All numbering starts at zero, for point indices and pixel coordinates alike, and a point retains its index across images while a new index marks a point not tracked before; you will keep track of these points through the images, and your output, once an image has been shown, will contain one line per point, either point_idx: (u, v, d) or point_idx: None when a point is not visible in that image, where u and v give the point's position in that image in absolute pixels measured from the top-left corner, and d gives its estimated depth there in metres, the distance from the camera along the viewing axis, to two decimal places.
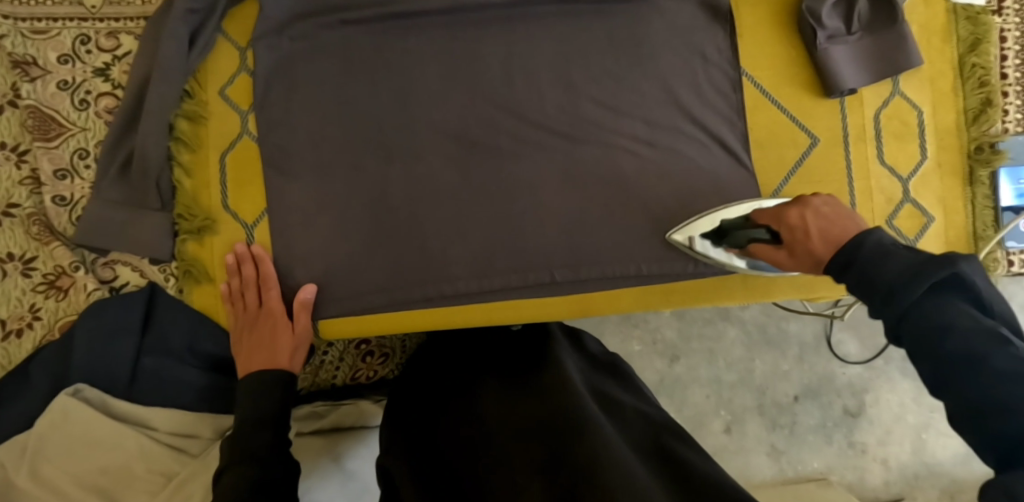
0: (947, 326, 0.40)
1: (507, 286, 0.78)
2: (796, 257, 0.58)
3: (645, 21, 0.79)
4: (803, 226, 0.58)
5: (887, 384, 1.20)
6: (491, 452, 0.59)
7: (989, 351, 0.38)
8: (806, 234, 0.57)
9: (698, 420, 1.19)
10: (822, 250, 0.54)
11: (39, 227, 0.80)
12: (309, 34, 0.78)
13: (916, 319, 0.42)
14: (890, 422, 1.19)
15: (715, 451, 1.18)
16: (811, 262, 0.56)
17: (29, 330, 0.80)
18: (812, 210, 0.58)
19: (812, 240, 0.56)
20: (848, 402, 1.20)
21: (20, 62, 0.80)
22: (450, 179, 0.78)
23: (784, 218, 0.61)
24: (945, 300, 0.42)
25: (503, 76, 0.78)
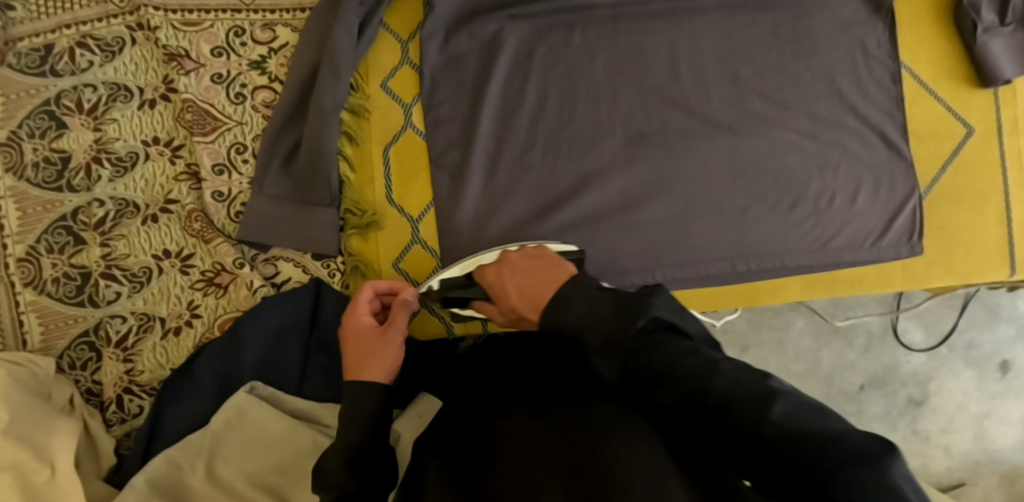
0: (669, 361, 0.41)
1: (673, 278, 0.79)
2: (502, 310, 0.62)
3: (807, 15, 0.80)
4: (502, 282, 0.61)
5: (948, 374, 1.19)
6: (503, 491, 0.41)
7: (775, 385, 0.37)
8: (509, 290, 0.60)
9: None
10: (524, 307, 0.57)
11: (201, 224, 0.79)
12: (481, 28, 0.78)
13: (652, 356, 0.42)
14: (953, 411, 1.18)
15: None
16: (513, 312, 0.60)
17: (189, 327, 0.79)
18: (507, 268, 0.62)
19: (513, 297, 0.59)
20: (913, 391, 1.18)
21: (175, 55, 0.79)
22: (618, 173, 0.78)
23: (485, 277, 0.65)
24: (663, 335, 0.44)
25: (669, 69, 0.80)
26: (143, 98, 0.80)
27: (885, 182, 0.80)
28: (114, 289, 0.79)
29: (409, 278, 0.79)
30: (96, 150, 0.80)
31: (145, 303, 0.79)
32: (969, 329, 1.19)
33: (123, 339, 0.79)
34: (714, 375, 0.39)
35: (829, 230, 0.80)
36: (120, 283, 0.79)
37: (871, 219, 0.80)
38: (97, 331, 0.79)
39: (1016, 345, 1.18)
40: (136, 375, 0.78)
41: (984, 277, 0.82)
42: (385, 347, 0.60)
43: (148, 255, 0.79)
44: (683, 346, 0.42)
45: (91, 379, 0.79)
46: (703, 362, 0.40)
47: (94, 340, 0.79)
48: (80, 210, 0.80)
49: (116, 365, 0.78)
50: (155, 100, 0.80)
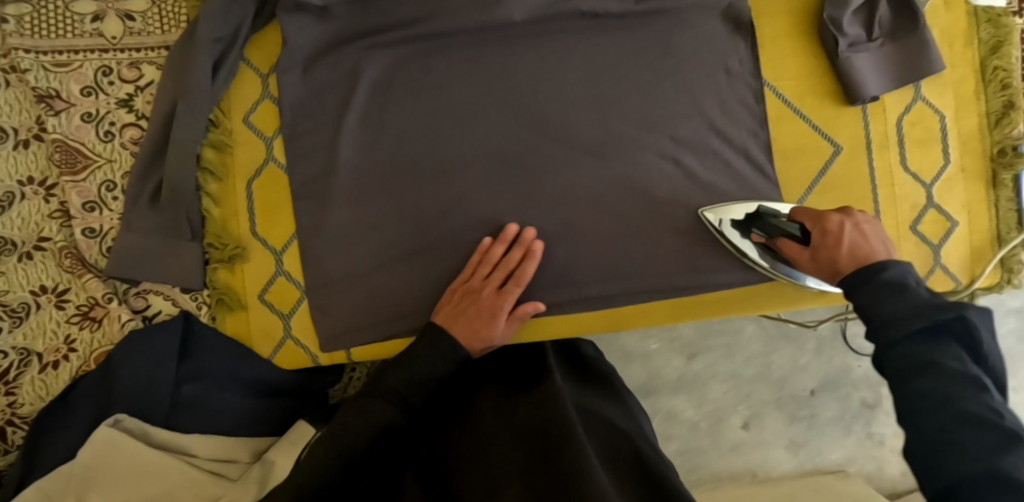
0: (959, 415, 0.41)
1: (536, 303, 0.79)
2: (820, 259, 0.62)
3: (667, 35, 0.79)
4: (836, 236, 0.61)
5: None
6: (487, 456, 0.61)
7: (959, 396, 0.42)
8: (834, 246, 0.60)
9: (716, 416, 1.16)
10: (844, 265, 0.58)
11: (71, 259, 0.81)
12: (338, 59, 0.79)
13: (907, 354, 0.45)
14: None
15: (734, 446, 1.16)
16: (830, 269, 0.60)
17: (66, 360, 0.81)
18: (853, 223, 0.61)
19: (842, 248, 0.59)
20: (866, 395, 1.17)
21: (44, 96, 0.81)
22: (479, 201, 0.79)
23: (818, 224, 0.64)
24: (943, 342, 0.45)
25: (529, 94, 0.80)
26: (17, 138, 0.81)
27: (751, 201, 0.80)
28: None
29: (274, 309, 0.80)
30: None
31: (25, 338, 0.81)
32: None
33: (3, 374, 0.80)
34: (1008, 454, 0.38)
35: (695, 251, 0.80)
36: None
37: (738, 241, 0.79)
38: None
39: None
40: (17, 409, 0.79)
41: None
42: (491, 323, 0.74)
43: (25, 291, 0.81)
44: (979, 407, 0.41)
45: None
46: (996, 432, 0.39)
47: None
48: None
49: None
50: (29, 140, 0.82)
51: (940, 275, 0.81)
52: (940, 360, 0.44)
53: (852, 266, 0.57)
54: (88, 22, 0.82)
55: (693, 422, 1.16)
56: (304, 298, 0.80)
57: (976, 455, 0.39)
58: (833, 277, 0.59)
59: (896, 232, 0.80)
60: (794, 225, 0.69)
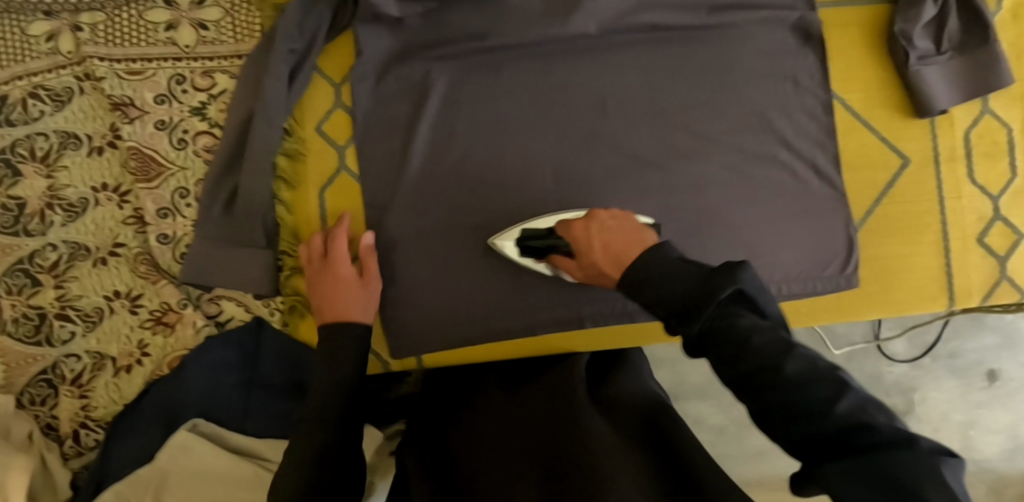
0: (794, 385, 0.37)
1: (603, 313, 0.80)
2: (583, 264, 0.59)
3: (737, 46, 0.79)
4: (587, 237, 0.59)
5: (932, 384, 1.15)
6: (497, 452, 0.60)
7: (785, 360, 0.39)
8: (587, 249, 0.58)
9: (745, 421, 1.14)
10: (605, 269, 0.55)
11: (146, 265, 0.82)
12: (411, 71, 0.79)
13: (716, 335, 0.42)
14: (938, 421, 1.14)
15: (761, 450, 1.14)
16: (596, 271, 0.57)
17: (139, 364, 0.82)
18: (596, 223, 0.60)
19: (593, 253, 0.57)
20: (897, 402, 1.14)
21: (119, 104, 0.82)
22: (548, 212, 0.79)
23: (571, 232, 0.62)
24: (728, 311, 0.43)
25: (596, 106, 0.80)
26: (91, 145, 0.83)
27: (818, 213, 0.80)
28: (69, 329, 0.83)
29: None
30: (49, 197, 0.83)
31: (98, 342, 0.83)
32: None
33: (78, 376, 0.83)
34: (843, 403, 0.36)
35: (764, 262, 0.80)
36: (75, 323, 0.83)
37: (802, 252, 0.80)
38: (54, 369, 0.83)
39: (1000, 354, 1.15)
40: (92, 410, 0.82)
41: (923, 308, 0.82)
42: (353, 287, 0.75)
43: (99, 296, 0.83)
44: (800, 365, 0.38)
45: (50, 414, 0.83)
46: (826, 381, 0.37)
47: (52, 377, 0.83)
48: (36, 254, 0.83)
49: (72, 401, 0.83)
50: (103, 147, 0.83)
51: (1005, 287, 0.82)
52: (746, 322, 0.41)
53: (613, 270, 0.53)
54: (162, 30, 0.82)
55: (720, 426, 1.15)
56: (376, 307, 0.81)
57: (823, 415, 0.36)
58: (607, 283, 0.56)
59: (963, 243, 0.81)
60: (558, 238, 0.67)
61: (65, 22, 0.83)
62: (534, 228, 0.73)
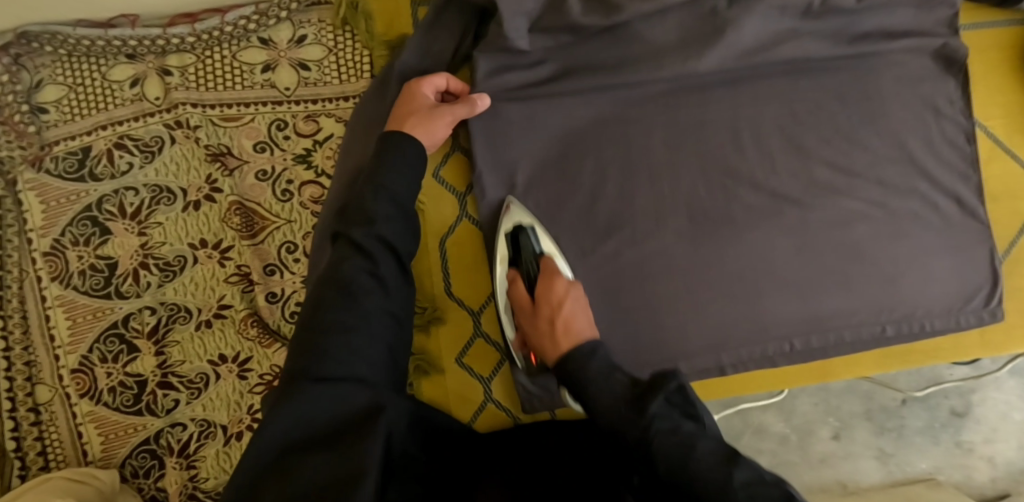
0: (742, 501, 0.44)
1: (743, 360, 0.76)
2: (538, 314, 0.61)
3: (876, 76, 0.76)
4: (553, 305, 0.60)
5: (992, 385, 1.07)
6: None
7: None
8: (547, 312, 0.60)
9: (805, 429, 1.05)
10: (558, 344, 0.58)
11: (257, 328, 0.77)
12: (534, 111, 0.75)
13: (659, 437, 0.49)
14: (997, 420, 1.06)
15: (822, 458, 1.05)
16: (542, 325, 0.60)
17: (250, 431, 0.77)
18: (570, 297, 0.60)
19: (553, 321, 0.59)
20: (955, 403, 1.07)
21: (217, 154, 0.76)
22: (684, 254, 0.75)
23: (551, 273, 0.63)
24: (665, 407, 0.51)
25: (732, 142, 0.76)
26: (186, 199, 0.77)
27: (963, 246, 0.77)
28: (173, 398, 0.77)
29: (474, 371, 0.76)
30: (142, 255, 0.77)
31: (204, 409, 0.77)
32: None
33: (185, 446, 0.77)
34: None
35: (909, 300, 0.77)
36: (179, 390, 0.77)
37: (948, 287, 0.77)
38: (157, 439, 0.77)
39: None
40: (200, 482, 0.76)
41: None
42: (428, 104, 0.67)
43: (203, 361, 0.77)
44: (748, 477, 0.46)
45: (155, 486, 0.77)
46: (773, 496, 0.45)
47: (156, 448, 0.77)
48: (131, 317, 0.77)
49: (178, 473, 0.77)
50: (199, 201, 0.77)
51: None
52: (693, 432, 0.49)
53: (566, 346, 0.57)
54: (259, 72, 0.76)
55: (782, 435, 1.06)
56: (506, 361, 0.76)
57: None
58: (547, 350, 0.59)
59: None
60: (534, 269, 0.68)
61: (151, 65, 0.77)
62: (530, 241, 0.70)
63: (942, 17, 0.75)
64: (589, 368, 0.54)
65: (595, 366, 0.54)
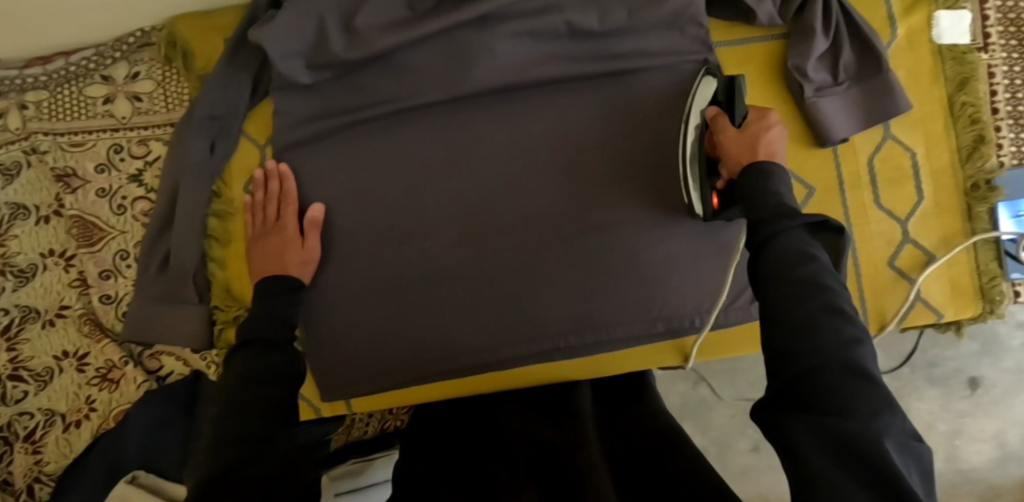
0: (812, 311, 0.48)
1: (520, 356, 0.83)
2: (742, 134, 0.67)
3: (638, 89, 0.82)
4: (763, 125, 0.67)
5: (913, 394, 1.15)
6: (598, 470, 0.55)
7: (839, 390, 0.44)
8: (756, 131, 0.66)
9: (723, 440, 1.16)
10: (752, 152, 0.64)
11: (90, 325, 0.87)
12: (323, 134, 0.83)
13: (790, 237, 0.53)
14: (921, 432, 1.14)
15: (742, 469, 1.16)
16: (753, 140, 0.65)
17: (87, 419, 0.87)
18: (772, 124, 0.67)
19: (756, 139, 0.65)
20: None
21: (63, 175, 0.88)
22: (465, 256, 0.83)
23: (762, 111, 0.69)
24: (800, 236, 0.53)
25: (509, 152, 0.83)
26: (39, 214, 0.89)
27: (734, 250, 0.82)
28: (21, 389, 0.87)
29: None
30: None
31: (48, 399, 0.87)
32: (932, 347, 1.14)
33: (31, 433, 0.87)
34: (854, 349, 0.46)
35: (678, 297, 0.82)
36: (27, 383, 0.87)
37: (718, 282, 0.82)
38: (8, 427, 0.87)
39: (982, 361, 1.13)
40: (44, 465, 0.86)
41: None
42: (287, 240, 0.82)
43: (49, 356, 0.88)
44: (833, 302, 0.49)
45: (4, 470, 0.87)
46: (845, 326, 0.48)
47: (7, 435, 0.87)
48: None
49: (25, 457, 0.87)
50: (49, 216, 0.89)
51: (920, 308, 0.82)
52: (819, 255, 0.52)
53: (762, 154, 0.63)
54: (100, 104, 0.88)
55: (701, 447, 1.16)
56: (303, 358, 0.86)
57: (834, 345, 0.46)
58: (734, 164, 0.67)
59: (873, 267, 0.82)
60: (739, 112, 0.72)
61: (12, 101, 0.89)
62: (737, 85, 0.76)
63: (696, 36, 0.81)
64: (766, 183, 0.58)
65: (770, 183, 0.59)
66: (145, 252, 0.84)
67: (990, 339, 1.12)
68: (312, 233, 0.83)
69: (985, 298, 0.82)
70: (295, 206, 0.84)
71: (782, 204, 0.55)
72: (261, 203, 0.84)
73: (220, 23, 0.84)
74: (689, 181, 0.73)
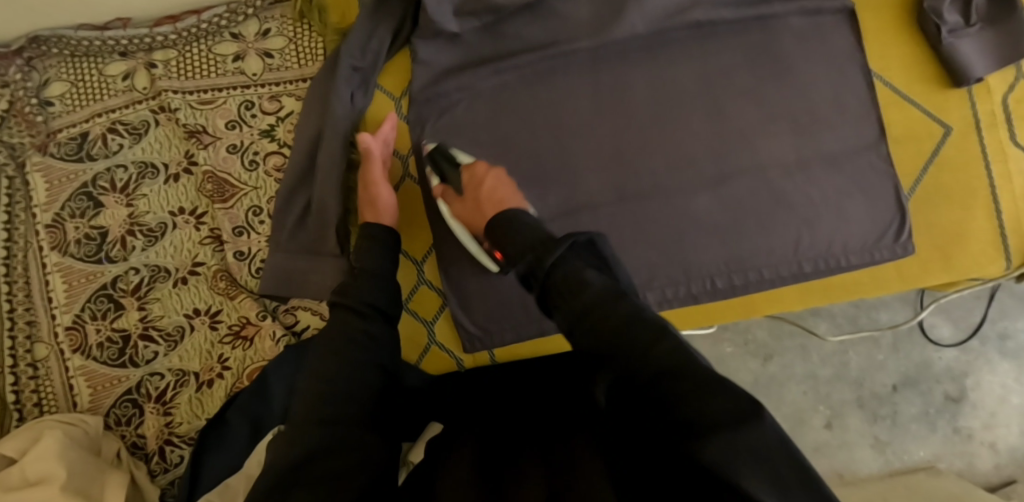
0: (621, 329, 0.50)
1: (666, 299, 0.83)
2: (463, 202, 0.75)
3: (776, 35, 0.84)
4: (477, 185, 0.74)
5: (985, 367, 1.16)
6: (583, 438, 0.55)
7: (675, 398, 0.45)
8: (472, 194, 0.73)
9: (797, 417, 1.14)
10: (486, 210, 0.71)
11: (225, 282, 0.86)
12: (465, 84, 0.84)
13: (562, 273, 0.55)
14: (995, 406, 1.14)
15: (816, 446, 1.13)
16: (479, 205, 0.72)
17: (220, 379, 0.85)
18: (496, 177, 0.74)
19: (469, 199, 0.74)
20: (949, 388, 1.15)
21: (194, 132, 0.87)
22: (608, 202, 0.83)
23: (474, 170, 0.75)
24: (574, 264, 0.55)
25: (648, 99, 0.84)
26: (168, 173, 0.88)
27: (807, 205, 0.82)
28: (152, 350, 0.86)
29: (419, 316, 0.84)
30: (129, 224, 0.88)
31: (180, 360, 0.86)
32: (1001, 318, 1.16)
33: (162, 394, 0.85)
34: (662, 343, 0.48)
35: (825, 236, 0.82)
36: (158, 343, 0.86)
37: (761, 242, 0.82)
38: (138, 388, 0.86)
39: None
40: (175, 427, 0.84)
41: (985, 271, 0.83)
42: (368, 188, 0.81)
43: (180, 315, 0.86)
44: (631, 306, 0.51)
45: (136, 433, 0.85)
46: (647, 324, 0.49)
47: (137, 397, 0.86)
48: (119, 278, 0.87)
49: (157, 418, 0.85)
50: (179, 174, 0.88)
51: None
52: (589, 274, 0.54)
53: (493, 210, 0.70)
54: (230, 61, 0.88)
55: None
56: (447, 306, 0.84)
57: (647, 352, 0.47)
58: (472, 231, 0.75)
59: (1014, 204, 0.83)
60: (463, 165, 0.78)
61: (139, 61, 0.89)
62: (447, 151, 0.79)
63: None
64: (515, 232, 0.64)
65: (511, 229, 0.65)
66: (283, 205, 0.84)
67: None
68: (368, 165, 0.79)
69: None
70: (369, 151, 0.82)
71: (542, 245, 0.59)
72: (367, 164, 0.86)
73: None
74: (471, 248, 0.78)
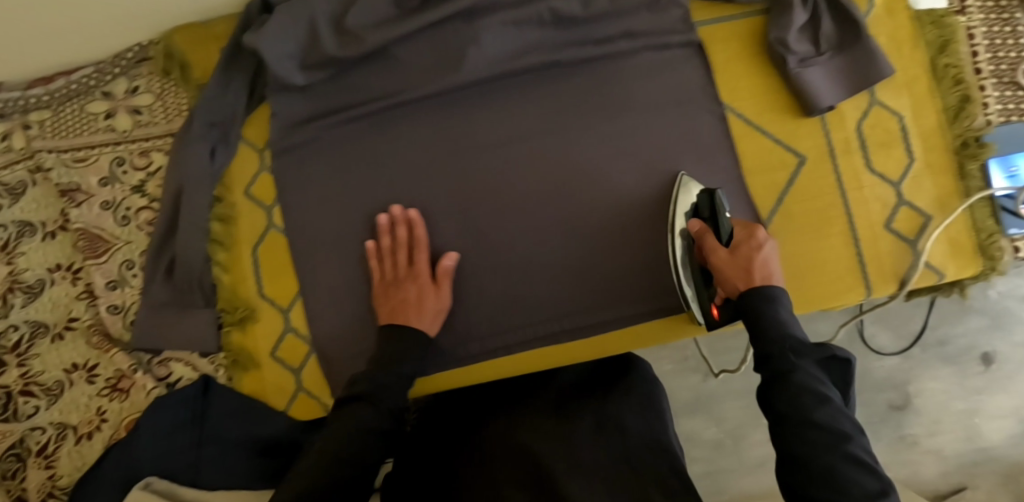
0: (830, 463, 0.51)
1: (526, 338, 0.85)
2: (400, 285, 0.80)
3: (625, 72, 0.85)
4: (754, 248, 0.69)
5: (926, 374, 1.09)
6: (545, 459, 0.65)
7: None
8: (749, 254, 0.68)
9: (738, 433, 1.09)
10: (748, 280, 0.66)
11: (99, 336, 0.88)
12: (320, 134, 0.86)
13: (803, 377, 0.56)
14: (937, 412, 1.09)
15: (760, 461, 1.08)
16: (741, 267, 0.68)
17: (99, 431, 0.87)
18: (764, 244, 0.69)
19: (426, 283, 0.81)
20: (891, 396, 1.09)
21: (67, 191, 0.90)
22: (469, 248, 0.85)
23: (744, 232, 0.72)
24: (810, 373, 0.57)
25: (501, 138, 0.86)
26: (45, 231, 0.91)
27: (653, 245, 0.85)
28: (33, 404, 0.88)
29: (287, 364, 0.87)
30: (9, 282, 0.89)
31: (60, 413, 0.88)
32: (940, 325, 1.09)
33: (43, 448, 0.87)
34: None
35: None
36: (38, 397, 0.88)
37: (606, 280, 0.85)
38: (21, 443, 0.87)
39: (992, 335, 1.08)
40: (57, 479, 0.86)
41: (842, 299, 0.83)
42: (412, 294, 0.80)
43: (59, 369, 0.88)
44: (861, 449, 0.52)
45: (20, 487, 0.86)
46: (872, 476, 0.51)
47: (21, 451, 0.87)
48: None
49: (38, 472, 0.86)
50: (55, 231, 0.91)
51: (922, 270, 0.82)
52: (827, 395, 0.55)
53: (758, 282, 0.65)
54: (102, 119, 0.90)
55: (716, 440, 1.09)
56: (313, 352, 0.86)
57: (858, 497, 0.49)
58: (386, 315, 0.79)
59: (871, 231, 0.83)
60: (728, 227, 0.74)
61: (16, 122, 0.91)
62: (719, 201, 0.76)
63: (677, 16, 0.84)
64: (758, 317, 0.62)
65: (759, 318, 0.62)
66: (151, 262, 0.87)
67: (999, 313, 1.08)
68: (445, 282, 0.82)
69: (985, 256, 0.83)
70: (426, 252, 0.83)
71: (791, 337, 0.59)
72: (390, 249, 0.83)
73: (215, 32, 0.87)
74: (688, 292, 0.78)
